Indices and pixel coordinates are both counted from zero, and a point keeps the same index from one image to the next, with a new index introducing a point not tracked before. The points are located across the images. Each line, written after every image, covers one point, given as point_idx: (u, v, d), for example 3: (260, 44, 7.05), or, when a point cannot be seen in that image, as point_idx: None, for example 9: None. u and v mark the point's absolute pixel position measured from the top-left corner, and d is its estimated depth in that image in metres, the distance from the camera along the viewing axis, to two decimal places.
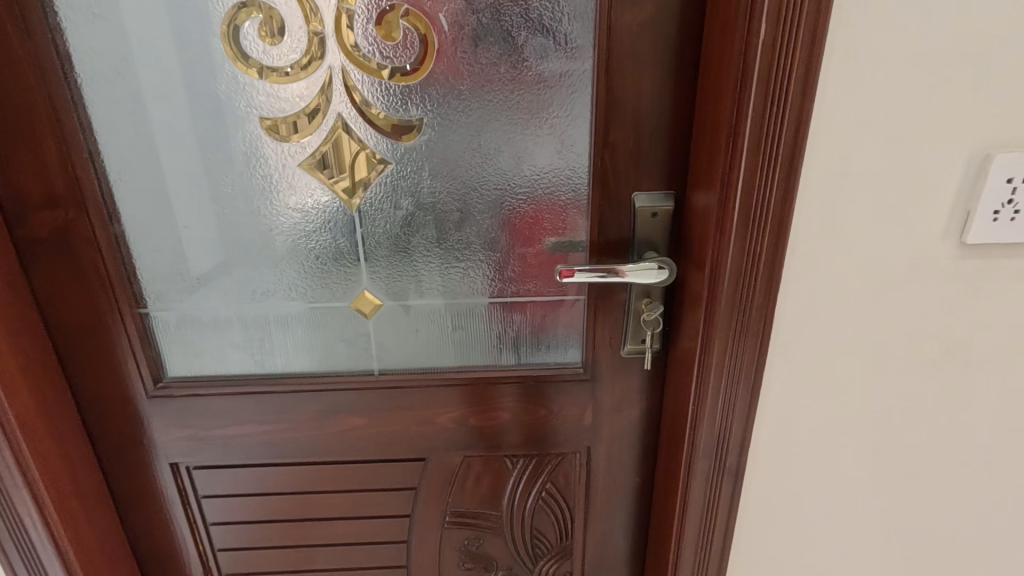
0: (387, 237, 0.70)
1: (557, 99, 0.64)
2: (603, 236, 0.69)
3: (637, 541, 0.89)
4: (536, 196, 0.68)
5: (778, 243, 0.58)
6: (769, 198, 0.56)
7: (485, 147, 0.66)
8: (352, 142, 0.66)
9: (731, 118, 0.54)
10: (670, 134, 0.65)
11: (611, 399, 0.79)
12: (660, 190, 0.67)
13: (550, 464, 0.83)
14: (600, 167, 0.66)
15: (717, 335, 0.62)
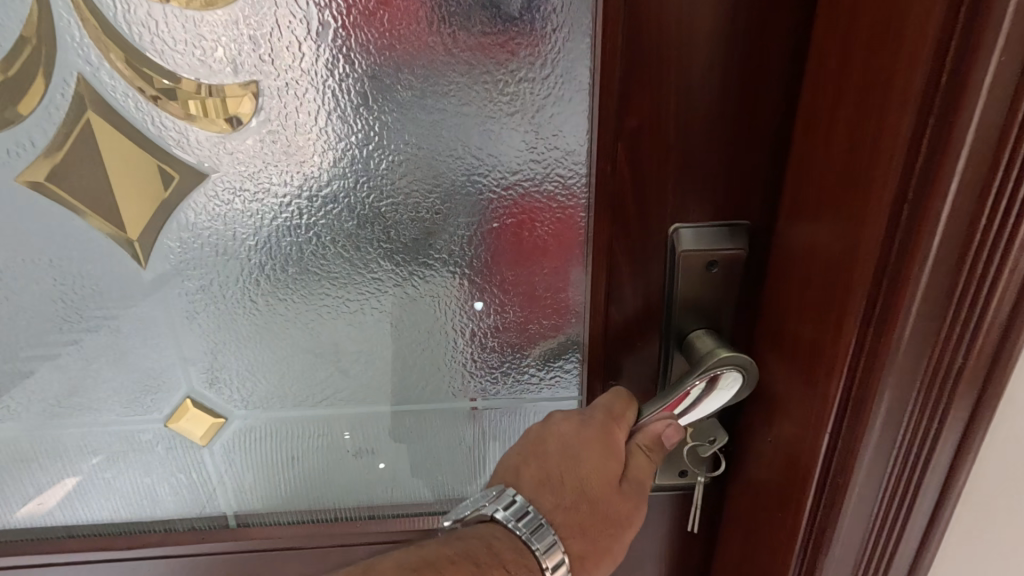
0: (227, 308, 0.38)
1: (521, 44, 0.33)
2: (613, 303, 0.37)
3: None
4: (497, 227, 0.37)
5: (998, 349, 0.27)
6: (1003, 250, 0.25)
7: (390, 142, 0.34)
8: (120, 130, 0.34)
9: (927, 64, 0.23)
10: (749, 108, 0.32)
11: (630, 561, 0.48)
12: (722, 218, 0.35)
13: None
14: (611, 175, 0.34)
15: (847, 507, 0.32)
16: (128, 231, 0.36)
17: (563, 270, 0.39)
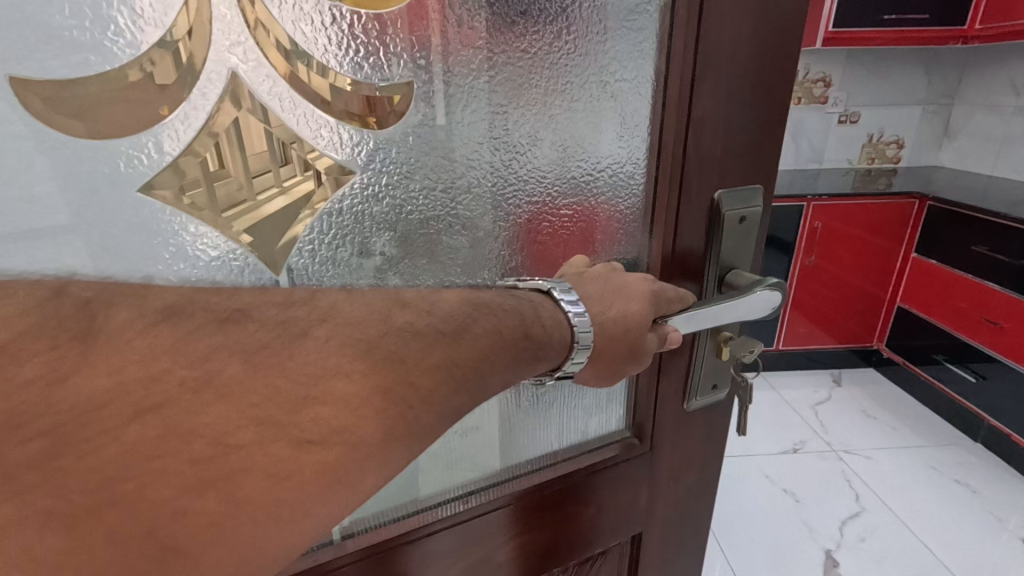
0: (362, 278, 0.49)
1: (612, 66, 0.51)
2: (677, 245, 0.55)
3: (674, 556, 0.78)
4: (586, 195, 0.55)
5: None
6: None
7: (522, 133, 0.51)
8: (251, 133, 0.42)
9: None
10: (758, 123, 0.53)
11: (673, 470, 0.71)
12: (746, 187, 0.55)
13: (590, 563, 0.73)
14: (680, 158, 0.52)
15: None
16: (280, 201, 0.44)
17: (623, 226, 0.57)
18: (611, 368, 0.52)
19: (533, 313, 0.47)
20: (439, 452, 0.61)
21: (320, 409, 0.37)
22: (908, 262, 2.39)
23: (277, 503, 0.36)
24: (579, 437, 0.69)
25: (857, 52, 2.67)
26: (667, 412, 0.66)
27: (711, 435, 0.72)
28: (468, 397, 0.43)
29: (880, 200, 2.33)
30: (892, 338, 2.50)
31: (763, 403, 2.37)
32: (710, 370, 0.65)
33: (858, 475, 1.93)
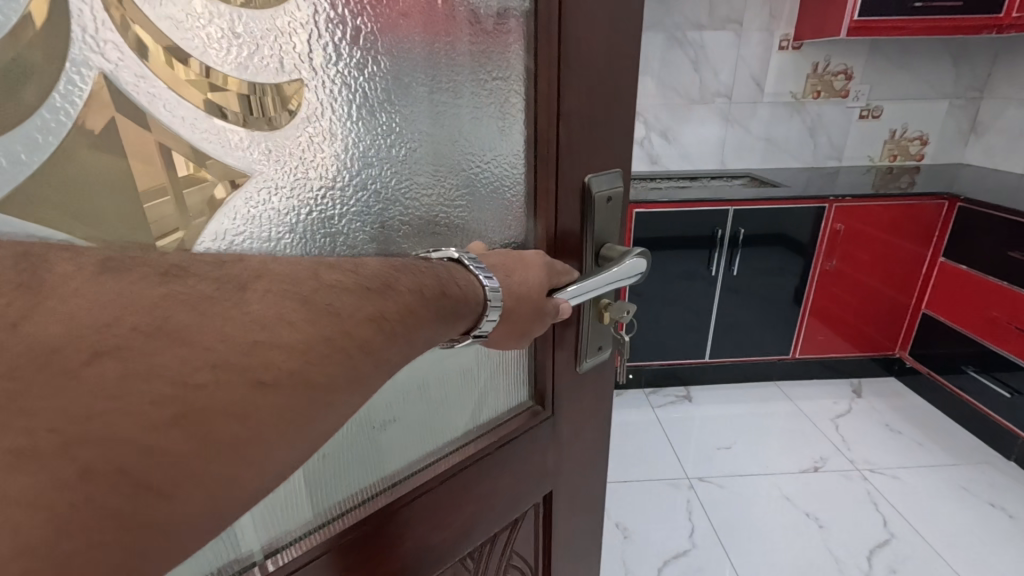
0: None
1: (488, 64, 0.56)
2: (560, 225, 0.61)
3: (585, 497, 0.88)
4: (473, 189, 0.59)
5: None
6: None
7: (416, 126, 0.54)
8: (133, 151, 0.41)
9: None
10: (614, 111, 0.60)
11: (571, 430, 0.80)
12: (610, 172, 0.63)
13: (510, 531, 0.80)
14: (557, 148, 0.57)
15: None
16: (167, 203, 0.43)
17: (506, 211, 0.62)
18: (519, 329, 0.57)
19: (445, 272, 0.50)
20: (362, 447, 0.64)
21: (270, 353, 0.36)
22: (934, 267, 2.32)
23: (243, 442, 0.35)
24: (489, 416, 0.75)
25: (881, 42, 2.55)
26: (562, 370, 0.75)
27: (598, 393, 0.82)
28: (403, 352, 0.44)
29: (903, 201, 2.25)
30: (915, 347, 2.44)
31: (777, 416, 2.31)
32: (595, 330, 0.75)
33: (886, 498, 1.85)
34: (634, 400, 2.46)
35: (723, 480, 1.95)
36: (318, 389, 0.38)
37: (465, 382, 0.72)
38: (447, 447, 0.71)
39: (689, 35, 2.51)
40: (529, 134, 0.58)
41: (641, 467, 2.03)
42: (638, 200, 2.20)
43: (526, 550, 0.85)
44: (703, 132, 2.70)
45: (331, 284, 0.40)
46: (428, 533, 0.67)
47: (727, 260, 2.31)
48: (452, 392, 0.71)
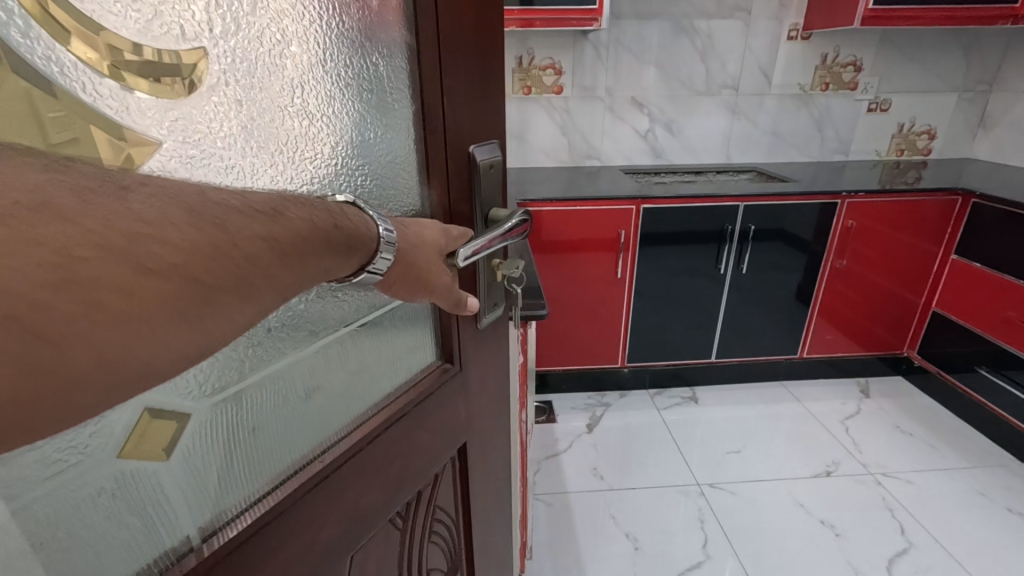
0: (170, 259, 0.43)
1: (377, 41, 0.56)
2: (448, 194, 0.63)
3: (494, 438, 0.91)
4: (373, 160, 0.59)
5: None
6: None
7: (318, 101, 0.52)
8: (33, 110, 0.35)
9: None
10: (485, 79, 0.62)
11: (478, 380, 0.81)
12: (487, 143, 0.66)
13: (432, 486, 0.77)
14: (443, 119, 0.58)
15: None
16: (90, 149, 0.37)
17: (399, 181, 0.62)
18: (418, 285, 0.57)
19: (337, 209, 0.48)
20: (288, 411, 0.58)
21: (157, 245, 0.32)
22: (946, 264, 2.27)
23: (134, 329, 0.31)
24: (407, 377, 0.71)
25: (891, 33, 2.48)
26: (466, 333, 0.74)
27: (499, 349, 0.84)
28: (294, 277, 0.42)
29: (918, 197, 2.18)
30: (924, 346, 2.40)
31: (787, 418, 2.25)
32: (492, 292, 0.77)
33: (902, 503, 1.80)
34: (639, 402, 2.38)
35: (735, 486, 1.88)
36: (206, 301, 0.34)
37: (376, 341, 0.68)
38: (376, 408, 0.66)
39: (696, 23, 2.42)
40: (416, 108, 0.59)
41: (650, 473, 1.96)
42: (645, 195, 2.11)
43: (447, 503, 0.84)
44: (708, 125, 2.61)
45: (220, 203, 0.36)
46: (366, 490, 0.63)
47: (737, 257, 2.24)
48: (366, 353, 0.67)
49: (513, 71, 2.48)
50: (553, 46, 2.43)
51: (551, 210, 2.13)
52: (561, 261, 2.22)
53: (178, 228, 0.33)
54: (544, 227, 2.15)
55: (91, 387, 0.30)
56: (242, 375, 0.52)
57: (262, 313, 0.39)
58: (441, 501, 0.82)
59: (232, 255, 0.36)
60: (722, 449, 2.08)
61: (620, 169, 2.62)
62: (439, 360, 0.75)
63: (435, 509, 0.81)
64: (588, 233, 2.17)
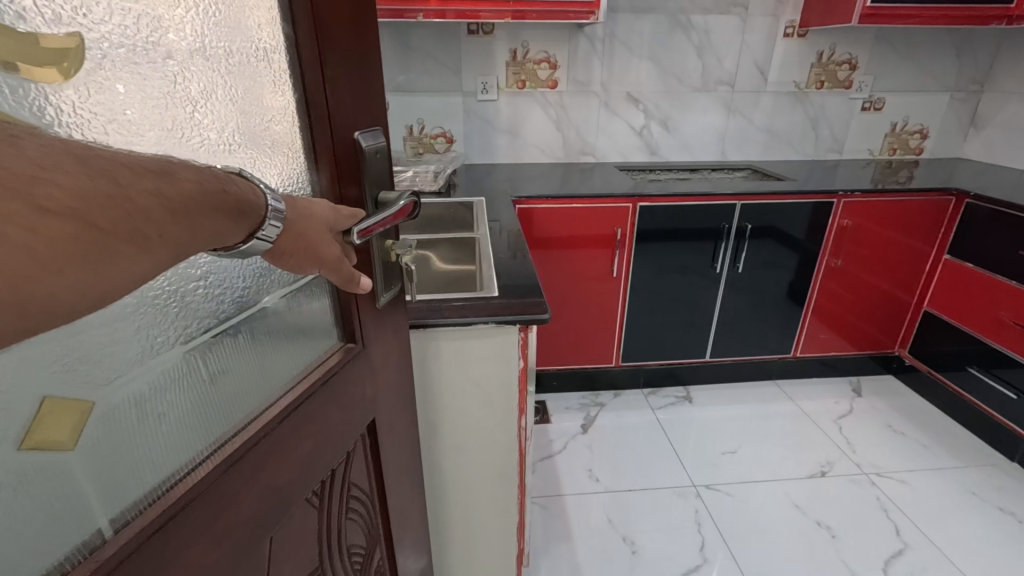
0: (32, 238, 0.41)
1: (251, 29, 0.57)
2: (334, 175, 0.65)
3: (402, 411, 0.94)
4: (258, 144, 0.60)
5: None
6: None
7: (197, 86, 0.53)
8: None
9: None
10: (363, 71, 0.66)
11: (381, 357, 0.82)
12: (372, 129, 0.69)
13: (345, 462, 0.79)
14: (325, 105, 0.61)
15: None
16: None
17: (285, 167, 0.64)
18: (308, 256, 0.57)
19: (224, 174, 0.47)
20: (198, 398, 0.58)
21: (48, 191, 0.32)
22: (938, 263, 2.28)
23: (19, 277, 0.31)
24: (313, 358, 0.72)
25: (887, 32, 2.47)
26: (365, 314, 0.76)
27: (399, 328, 0.87)
28: (186, 234, 0.41)
29: (912, 196, 2.17)
30: (915, 344, 2.41)
31: (781, 418, 2.25)
32: (388, 270, 0.79)
33: (896, 503, 1.80)
34: (634, 401, 2.37)
35: (731, 488, 1.87)
36: (103, 248, 0.35)
37: (275, 323, 0.69)
38: (284, 389, 0.67)
39: (693, 19, 2.38)
40: (297, 96, 0.61)
41: (646, 474, 1.94)
42: (642, 193, 2.08)
43: (360, 477, 0.85)
44: (703, 122, 2.59)
45: (110, 158, 0.35)
46: (280, 469, 0.64)
47: (732, 256, 2.22)
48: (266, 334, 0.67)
49: (507, 64, 2.42)
50: (548, 39, 2.38)
51: (547, 207, 2.09)
52: (557, 259, 2.18)
53: (68, 174, 0.33)
54: (541, 224, 2.12)
55: (0, 315, 0.31)
56: (139, 365, 0.52)
57: (155, 269, 0.40)
58: (358, 476, 0.84)
59: (123, 206, 0.36)
60: (718, 449, 2.07)
61: (615, 165, 2.59)
62: (343, 341, 0.76)
63: (351, 485, 0.83)
64: (585, 231, 2.14)
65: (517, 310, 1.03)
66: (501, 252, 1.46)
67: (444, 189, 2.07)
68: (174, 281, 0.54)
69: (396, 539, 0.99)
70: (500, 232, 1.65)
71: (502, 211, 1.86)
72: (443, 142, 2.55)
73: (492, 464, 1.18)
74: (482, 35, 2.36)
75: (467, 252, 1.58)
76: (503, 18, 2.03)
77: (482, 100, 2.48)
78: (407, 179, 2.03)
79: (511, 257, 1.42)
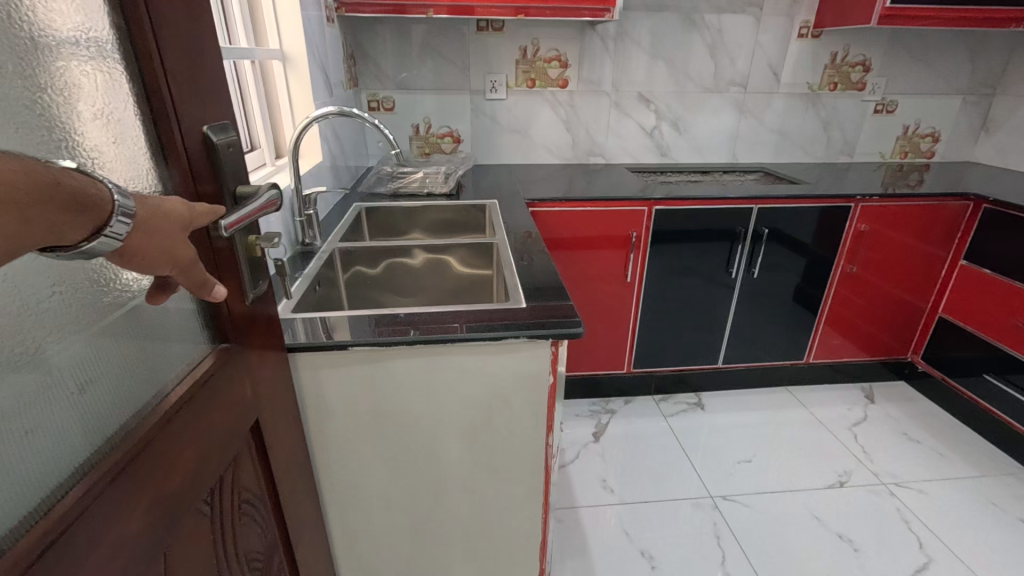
0: None
1: (82, 13, 0.52)
2: (184, 171, 0.60)
3: (285, 411, 0.89)
4: (104, 138, 0.55)
5: None
6: None
7: (21, 76, 0.48)
8: None
9: None
10: (202, 63, 0.62)
11: (256, 356, 0.78)
12: (218, 122, 0.66)
13: (232, 467, 0.73)
14: (164, 95, 0.57)
15: None
16: None
17: (129, 164, 0.57)
18: (161, 256, 0.50)
19: (58, 166, 0.41)
20: (64, 411, 0.52)
21: None
22: (954, 269, 2.25)
23: None
24: (182, 365, 0.66)
25: (901, 33, 2.44)
26: (235, 312, 0.71)
27: (270, 330, 0.82)
28: (16, 227, 0.37)
29: (928, 201, 2.14)
30: (928, 350, 2.38)
31: (792, 425, 2.21)
32: (253, 267, 0.74)
33: (917, 515, 1.76)
34: (645, 408, 2.32)
35: (749, 499, 1.83)
36: None
37: (148, 323, 0.63)
38: (159, 396, 0.61)
39: (707, 18, 2.33)
40: (136, 85, 0.56)
41: (661, 485, 1.89)
42: (658, 196, 2.03)
43: (252, 482, 0.78)
44: (715, 122, 2.55)
45: None
46: (166, 480, 0.58)
47: (747, 261, 2.17)
48: (136, 336, 0.61)
49: (517, 62, 2.36)
50: (561, 37, 2.32)
51: (560, 211, 2.03)
52: (571, 263, 2.14)
53: None
54: (554, 227, 2.06)
55: None
56: None
57: None
58: (252, 482, 0.78)
59: None
60: (732, 458, 2.02)
61: (626, 167, 2.54)
62: (214, 343, 0.70)
63: (244, 493, 0.76)
64: (599, 235, 2.09)
65: (549, 324, 0.96)
66: (517, 258, 1.39)
67: (454, 191, 2.01)
68: (30, 280, 0.50)
69: (294, 542, 0.92)
70: (517, 236, 1.59)
71: (515, 214, 1.80)
72: (450, 142, 2.49)
73: (514, 484, 1.12)
74: (492, 32, 2.29)
75: (483, 258, 1.51)
76: (513, 15, 1.96)
77: (491, 99, 2.42)
78: (417, 180, 1.97)
79: (530, 263, 1.36)
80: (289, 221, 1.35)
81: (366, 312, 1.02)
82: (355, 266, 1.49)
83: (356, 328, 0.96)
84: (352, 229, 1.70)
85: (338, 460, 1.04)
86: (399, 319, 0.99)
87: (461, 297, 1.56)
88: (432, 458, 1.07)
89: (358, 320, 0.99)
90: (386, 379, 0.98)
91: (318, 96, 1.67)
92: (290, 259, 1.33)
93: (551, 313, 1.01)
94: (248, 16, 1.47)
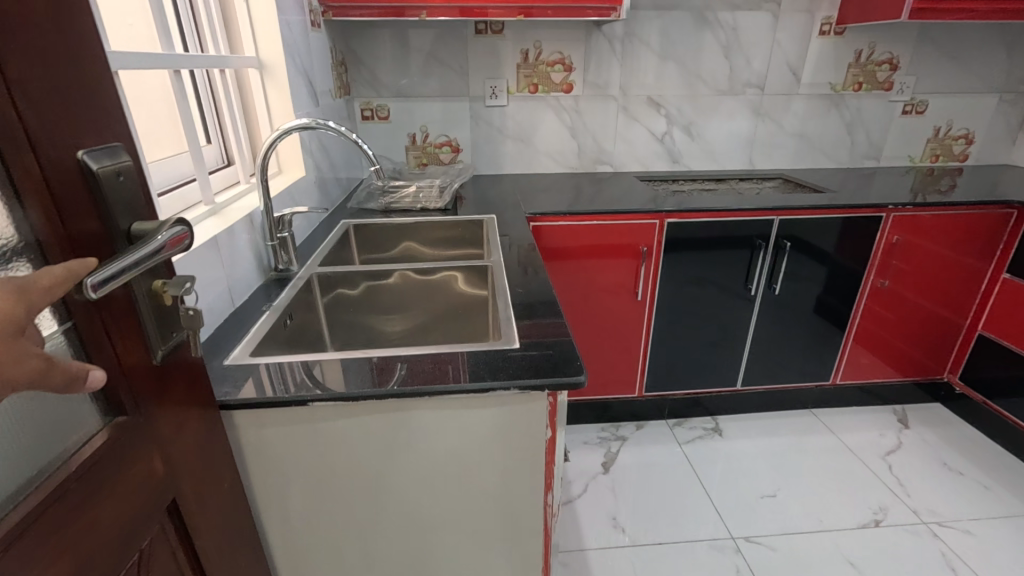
0: None
1: None
2: (49, 210, 0.49)
3: (219, 481, 0.75)
4: None
5: None
6: None
7: None
8: None
9: None
10: (73, 75, 0.51)
11: (173, 422, 0.65)
12: (102, 147, 0.54)
13: (136, 564, 0.59)
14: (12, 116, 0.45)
15: None
16: None
17: None
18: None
19: None
20: None
21: None
22: (995, 283, 2.06)
23: None
24: (55, 455, 0.53)
25: (931, 28, 2.27)
26: (136, 374, 0.58)
27: (191, 387, 0.69)
28: None
29: (967, 210, 1.96)
30: (966, 370, 2.20)
31: (819, 453, 2.04)
32: (163, 320, 0.61)
33: (964, 560, 1.59)
34: (658, 435, 2.16)
35: (775, 541, 1.66)
36: None
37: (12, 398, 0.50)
38: (12, 501, 0.48)
39: (720, 16, 2.18)
40: None
41: (677, 524, 1.73)
42: (670, 208, 1.88)
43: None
44: (730, 127, 2.39)
45: None
46: None
47: (768, 276, 2.01)
48: None
49: (518, 67, 2.23)
50: (565, 39, 2.19)
51: (565, 224, 1.89)
52: (576, 280, 2.00)
53: None
54: (558, 242, 1.92)
55: None
56: None
57: None
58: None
59: None
60: (756, 491, 1.86)
61: (635, 175, 2.39)
62: (106, 418, 0.57)
63: None
64: (607, 251, 1.94)
65: (545, 372, 0.82)
66: (514, 283, 1.25)
67: (451, 206, 1.88)
68: None
69: None
70: (515, 255, 1.45)
71: (515, 230, 1.66)
72: (449, 151, 2.36)
73: (510, 551, 0.98)
74: (491, 34, 2.17)
75: (477, 282, 1.37)
76: (514, 16, 1.83)
77: (491, 105, 2.29)
78: (409, 196, 1.85)
79: (527, 289, 1.22)
80: (261, 245, 1.22)
81: (337, 355, 0.88)
82: (338, 293, 1.33)
83: (322, 376, 0.82)
84: (339, 249, 1.57)
85: (293, 530, 0.90)
86: (373, 364, 0.85)
87: (455, 326, 1.42)
88: (416, 522, 0.93)
89: (326, 365, 0.86)
90: (361, 438, 0.84)
91: (300, 106, 1.55)
92: (264, 286, 1.20)
93: (550, 357, 0.87)
94: (220, 21, 1.35)
